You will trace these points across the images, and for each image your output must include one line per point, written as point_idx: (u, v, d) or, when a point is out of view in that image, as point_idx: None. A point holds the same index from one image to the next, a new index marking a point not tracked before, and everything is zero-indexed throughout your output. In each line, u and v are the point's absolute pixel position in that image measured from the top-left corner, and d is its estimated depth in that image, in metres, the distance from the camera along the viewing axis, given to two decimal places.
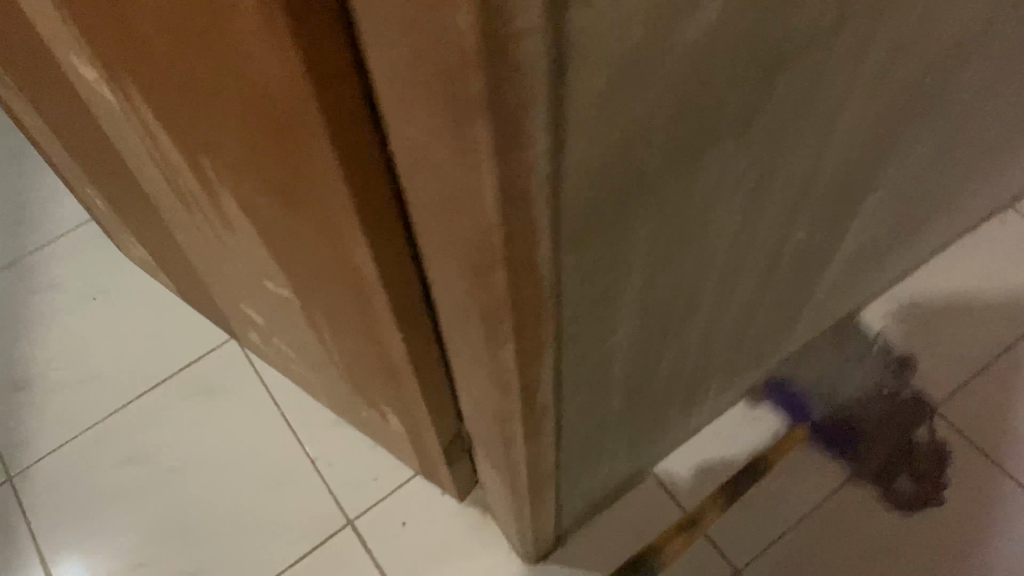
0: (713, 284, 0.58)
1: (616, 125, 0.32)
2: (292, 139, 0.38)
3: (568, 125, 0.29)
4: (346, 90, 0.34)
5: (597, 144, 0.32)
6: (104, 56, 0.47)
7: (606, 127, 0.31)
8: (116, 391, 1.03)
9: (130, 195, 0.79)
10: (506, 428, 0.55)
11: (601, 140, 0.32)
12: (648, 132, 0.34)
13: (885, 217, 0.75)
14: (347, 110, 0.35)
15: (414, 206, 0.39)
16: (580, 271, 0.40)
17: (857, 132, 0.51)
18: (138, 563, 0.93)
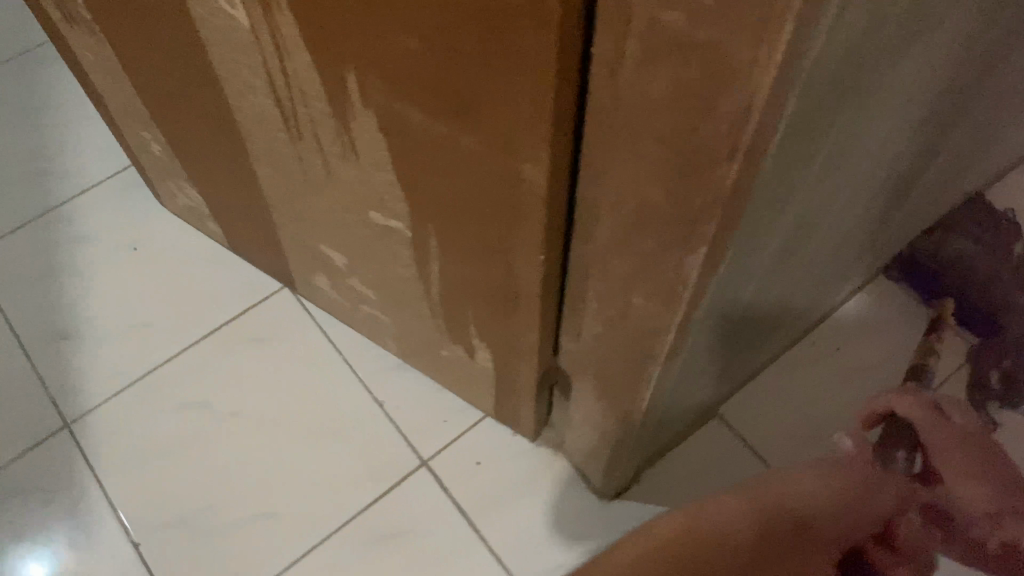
0: (834, 201, 0.60)
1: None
2: (501, 30, 0.40)
3: None
4: None
5: (850, 16, 0.33)
6: None
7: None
8: (170, 341, 1.02)
9: (207, 140, 0.78)
10: (650, 344, 0.56)
11: (853, 12, 0.33)
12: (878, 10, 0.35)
13: (958, 145, 0.78)
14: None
15: (617, 103, 0.40)
16: (775, 169, 0.41)
17: (981, 43, 0.54)
18: (212, 509, 0.92)
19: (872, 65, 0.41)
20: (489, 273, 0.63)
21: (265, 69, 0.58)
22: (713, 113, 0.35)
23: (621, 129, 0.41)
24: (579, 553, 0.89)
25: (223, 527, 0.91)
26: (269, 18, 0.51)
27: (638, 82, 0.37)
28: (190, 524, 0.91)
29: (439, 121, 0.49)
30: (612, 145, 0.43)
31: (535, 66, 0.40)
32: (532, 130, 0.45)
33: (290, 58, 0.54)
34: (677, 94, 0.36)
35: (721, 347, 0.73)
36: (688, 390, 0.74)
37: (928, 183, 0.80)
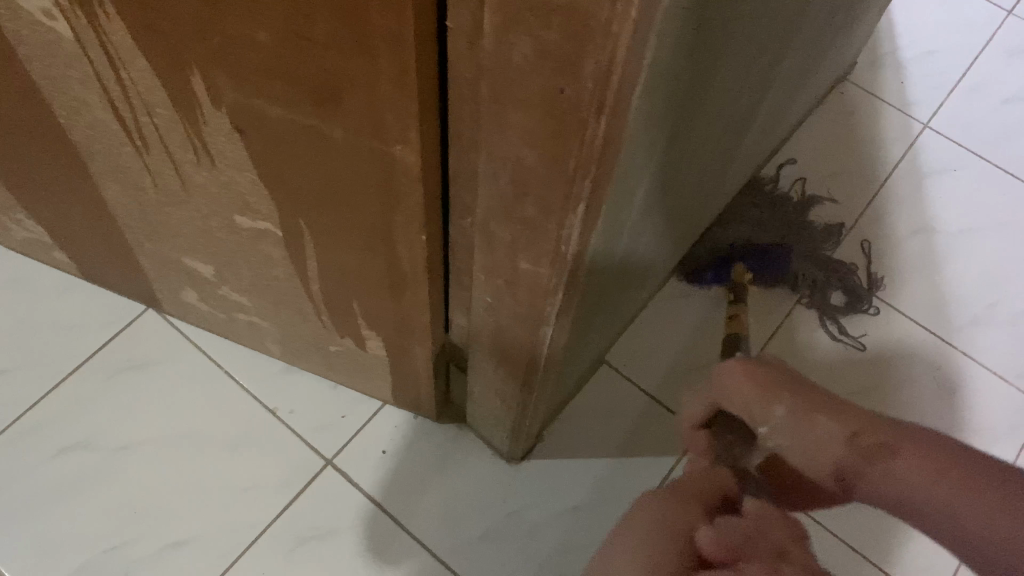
0: (686, 146, 0.63)
1: None
2: (353, 26, 0.40)
3: None
4: None
5: None
6: None
7: None
8: (30, 383, 0.96)
9: (39, 167, 0.72)
10: (540, 306, 0.58)
11: None
12: None
13: (789, 78, 0.83)
14: None
15: (481, 86, 0.41)
16: (638, 120, 0.43)
17: None
18: (109, 549, 0.87)
19: (707, 9, 0.44)
20: (371, 262, 0.63)
21: (99, 82, 0.54)
22: (578, 71, 0.36)
23: (489, 100, 0.41)
24: (499, 517, 0.91)
25: (126, 565, 0.87)
26: (96, 27, 0.48)
27: (501, 52, 0.38)
28: (91, 569, 0.86)
29: (299, 114, 0.48)
30: (479, 123, 0.44)
31: (393, 46, 0.40)
32: (398, 112, 0.44)
33: (125, 67, 0.51)
34: (541, 58, 0.36)
35: (605, 299, 0.75)
36: (578, 344, 0.77)
37: (764, 117, 0.86)
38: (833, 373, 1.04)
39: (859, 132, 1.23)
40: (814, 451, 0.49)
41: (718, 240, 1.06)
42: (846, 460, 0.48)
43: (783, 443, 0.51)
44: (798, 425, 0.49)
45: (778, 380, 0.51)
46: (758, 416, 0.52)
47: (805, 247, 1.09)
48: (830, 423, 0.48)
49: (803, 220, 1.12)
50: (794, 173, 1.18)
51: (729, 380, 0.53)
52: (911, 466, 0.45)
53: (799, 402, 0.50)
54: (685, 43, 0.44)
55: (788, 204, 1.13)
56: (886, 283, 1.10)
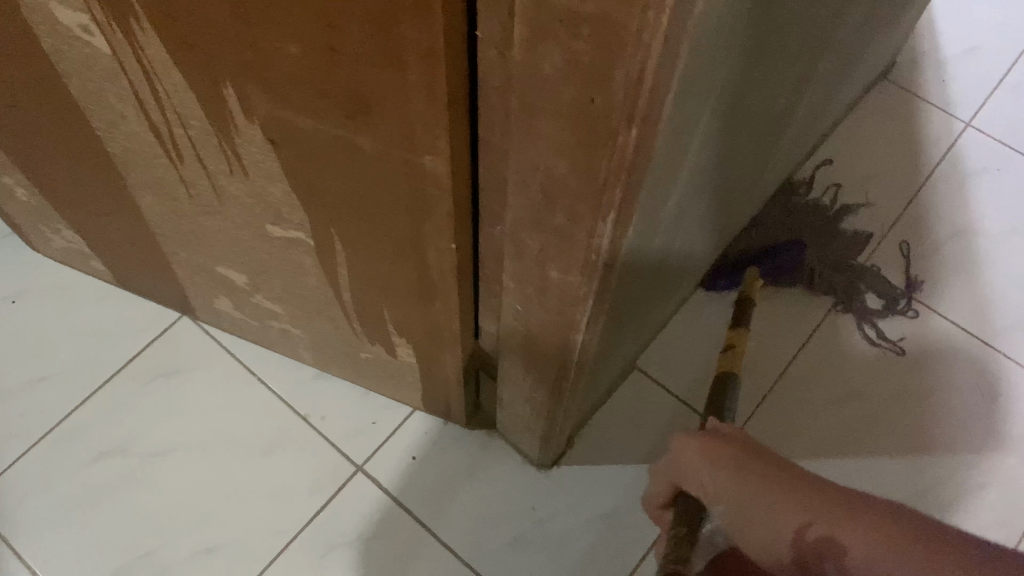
0: (719, 153, 0.62)
1: None
2: (383, 38, 0.40)
3: None
4: None
5: None
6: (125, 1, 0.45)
7: None
8: (68, 389, 0.98)
9: (77, 178, 0.74)
10: (570, 314, 0.57)
11: None
12: None
13: (824, 81, 0.82)
14: None
15: (512, 97, 0.41)
16: (670, 128, 0.43)
17: None
18: (144, 552, 0.89)
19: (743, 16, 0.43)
20: (402, 270, 0.63)
21: (135, 95, 0.55)
22: (609, 81, 0.36)
23: (519, 108, 0.41)
24: (527, 523, 0.91)
25: (159, 570, 0.88)
26: (131, 41, 0.49)
27: (531, 61, 0.38)
28: (127, 572, 0.88)
29: (331, 124, 0.48)
30: (510, 133, 0.44)
31: (424, 57, 0.40)
32: (428, 123, 0.45)
33: (160, 80, 0.52)
34: (572, 67, 0.36)
35: (636, 306, 0.75)
36: (609, 351, 0.76)
37: (797, 122, 0.84)
38: (868, 380, 1.02)
39: (895, 134, 1.21)
40: (763, 544, 0.52)
41: (744, 245, 1.07)
42: (802, 554, 0.50)
43: (735, 524, 0.53)
44: (743, 514, 0.52)
45: (735, 458, 0.52)
46: (709, 497, 0.53)
47: (834, 255, 1.09)
48: (776, 512, 0.51)
49: (835, 227, 1.11)
50: (830, 177, 1.16)
51: (687, 456, 0.54)
52: (860, 552, 0.48)
53: (748, 487, 0.52)
54: (720, 49, 0.43)
55: (819, 210, 1.12)
56: (924, 287, 1.08)
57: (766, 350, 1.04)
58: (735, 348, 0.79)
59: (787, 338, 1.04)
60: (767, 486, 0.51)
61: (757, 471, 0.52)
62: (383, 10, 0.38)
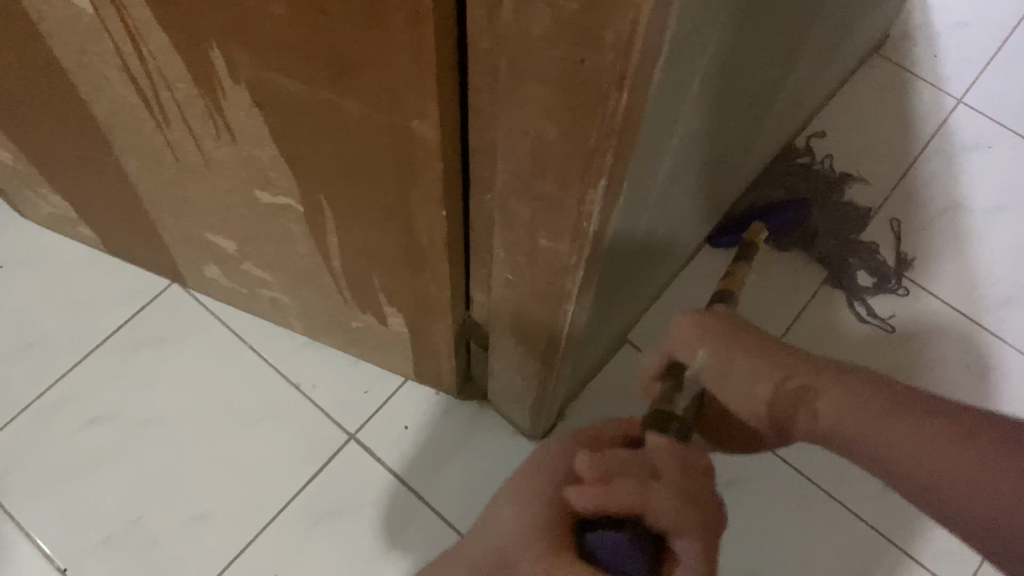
0: (711, 120, 0.62)
1: None
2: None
3: None
4: None
5: None
6: None
7: None
8: (58, 356, 0.97)
9: (61, 141, 0.73)
10: (559, 283, 0.57)
11: None
12: None
13: (818, 51, 0.81)
14: None
15: (501, 62, 0.40)
16: (660, 93, 0.42)
17: None
18: (136, 518, 0.89)
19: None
20: (391, 238, 0.62)
21: (119, 57, 0.54)
22: (598, 43, 0.35)
23: (508, 71, 0.40)
24: None
25: (151, 535, 0.88)
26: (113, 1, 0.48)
27: (521, 23, 0.37)
28: (118, 540, 0.88)
29: (318, 88, 0.48)
30: (499, 99, 0.43)
31: (410, 18, 0.39)
32: (416, 87, 0.44)
33: (145, 42, 0.51)
34: (561, 29, 0.36)
35: (627, 277, 0.74)
36: (598, 322, 0.76)
37: (790, 93, 0.84)
38: (859, 355, 1.02)
39: (889, 108, 1.20)
40: (741, 394, 0.55)
41: (744, 205, 1.06)
42: (780, 404, 0.53)
43: (712, 380, 0.56)
44: (720, 363, 0.55)
45: (721, 329, 0.55)
46: (683, 347, 0.56)
47: (830, 224, 1.09)
48: (755, 365, 0.53)
49: (832, 197, 1.11)
50: (825, 149, 1.16)
51: (680, 329, 0.56)
52: (834, 409, 0.50)
53: (729, 346, 0.54)
54: (710, 15, 0.43)
55: (818, 178, 1.12)
56: (916, 263, 1.08)
57: (761, 319, 1.04)
58: (734, 275, 0.78)
59: (780, 312, 1.04)
60: (748, 348, 0.54)
61: (748, 340, 0.54)
62: None
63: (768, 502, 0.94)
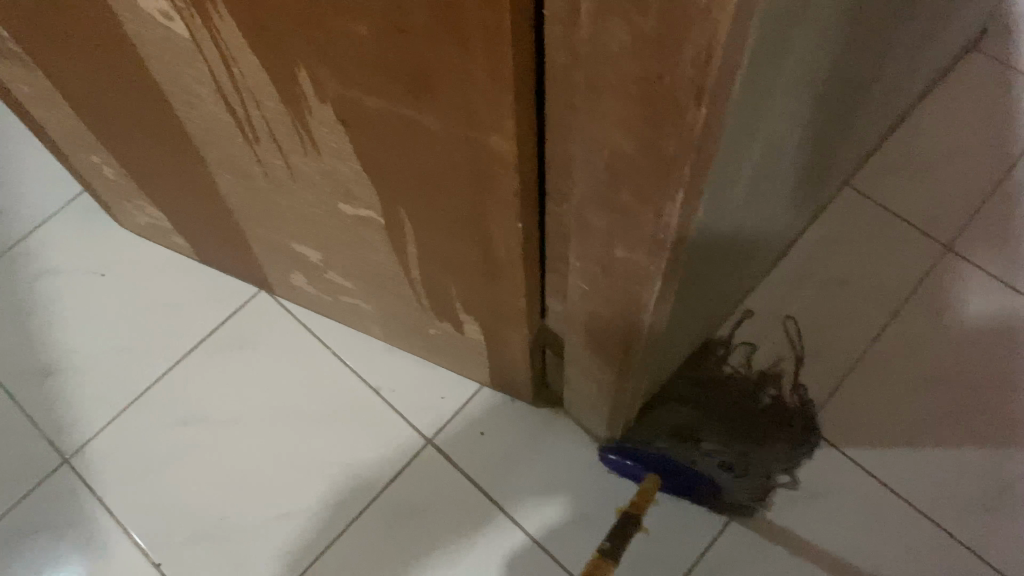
0: (796, 127, 0.60)
1: None
2: (452, 20, 0.40)
3: None
4: None
5: None
6: None
7: None
8: (154, 359, 1.02)
9: (157, 156, 0.76)
10: (636, 294, 0.57)
11: None
12: None
13: (907, 52, 0.79)
14: None
15: (579, 78, 0.41)
16: (741, 104, 0.42)
17: None
18: (224, 516, 0.93)
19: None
20: (468, 249, 0.63)
21: (212, 78, 0.57)
22: (675, 57, 0.35)
23: (585, 84, 0.41)
24: (594, 503, 0.91)
25: (238, 532, 0.92)
26: (208, 26, 0.50)
27: (598, 40, 0.37)
28: (206, 535, 0.92)
29: (397, 106, 0.49)
30: (578, 114, 0.43)
31: (489, 35, 0.40)
32: (494, 104, 0.45)
33: (237, 64, 0.53)
34: (638, 43, 0.36)
35: (705, 286, 0.74)
36: (677, 331, 0.75)
37: (876, 97, 0.81)
38: (953, 366, 0.98)
39: (987, 108, 1.15)
40: None
41: (651, 418, 0.94)
42: None
43: None
44: None
45: None
46: None
47: (700, 430, 0.94)
48: None
49: (740, 395, 0.97)
50: (747, 335, 1.01)
51: None
52: None
53: None
54: (792, 25, 0.42)
55: (729, 374, 0.99)
56: (1014, 272, 1.03)
57: (774, 423, 0.95)
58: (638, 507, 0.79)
59: (867, 318, 1.01)
60: None
61: None
62: None
63: (850, 510, 0.91)
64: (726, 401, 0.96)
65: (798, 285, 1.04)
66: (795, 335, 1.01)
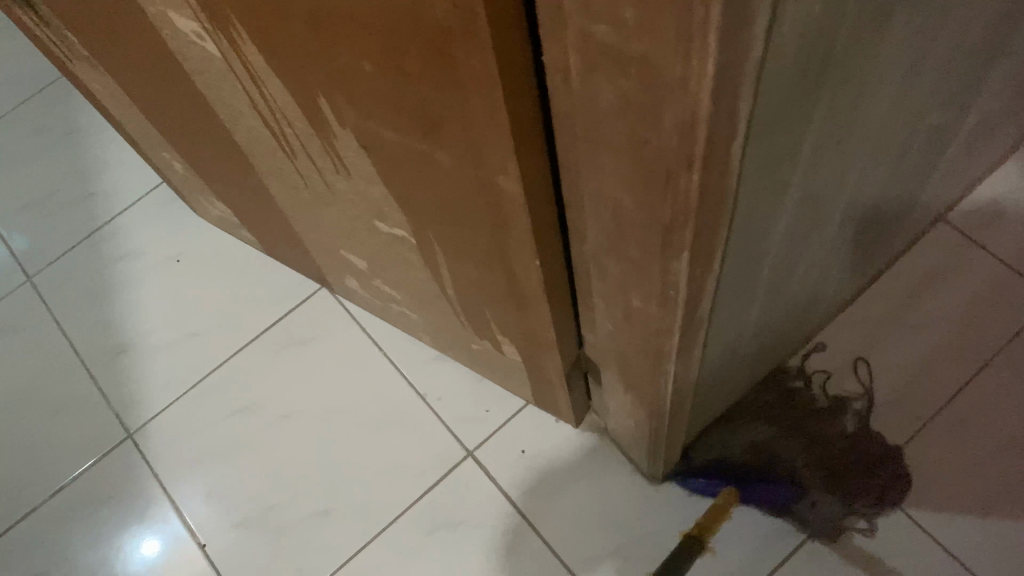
0: (853, 174, 0.56)
1: None
2: (448, 67, 0.38)
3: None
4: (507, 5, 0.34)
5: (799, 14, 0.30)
6: (225, 13, 0.47)
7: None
8: (218, 347, 1.06)
9: (215, 158, 0.78)
10: (658, 344, 0.54)
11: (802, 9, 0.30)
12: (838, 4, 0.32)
13: (1004, 86, 0.72)
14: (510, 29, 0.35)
15: (579, 132, 0.39)
16: (756, 166, 0.38)
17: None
18: (267, 508, 0.95)
19: (852, 53, 0.38)
20: (495, 278, 0.62)
21: (247, 96, 0.57)
22: (659, 122, 0.32)
23: (584, 136, 0.38)
24: (629, 535, 0.88)
25: (279, 526, 0.94)
26: (235, 49, 0.51)
27: (587, 96, 0.35)
28: (249, 525, 0.95)
29: (410, 140, 0.48)
30: (581, 164, 0.41)
31: (483, 84, 0.38)
32: (497, 149, 0.43)
33: (265, 86, 0.53)
34: (624, 104, 0.33)
35: (752, 329, 0.70)
36: (720, 374, 0.72)
37: (967, 131, 0.74)
38: None
39: None
40: None
41: (707, 446, 0.91)
42: None
43: None
44: None
45: None
46: None
47: (780, 450, 0.89)
48: None
49: (821, 421, 0.92)
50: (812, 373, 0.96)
51: None
52: None
53: None
54: (819, 86, 0.38)
55: (808, 399, 0.93)
56: None
57: (858, 452, 0.90)
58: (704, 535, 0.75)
59: (949, 368, 0.94)
60: None
61: None
62: (442, 41, 0.37)
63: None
64: (806, 426, 0.91)
65: (875, 324, 0.98)
66: (867, 381, 0.95)
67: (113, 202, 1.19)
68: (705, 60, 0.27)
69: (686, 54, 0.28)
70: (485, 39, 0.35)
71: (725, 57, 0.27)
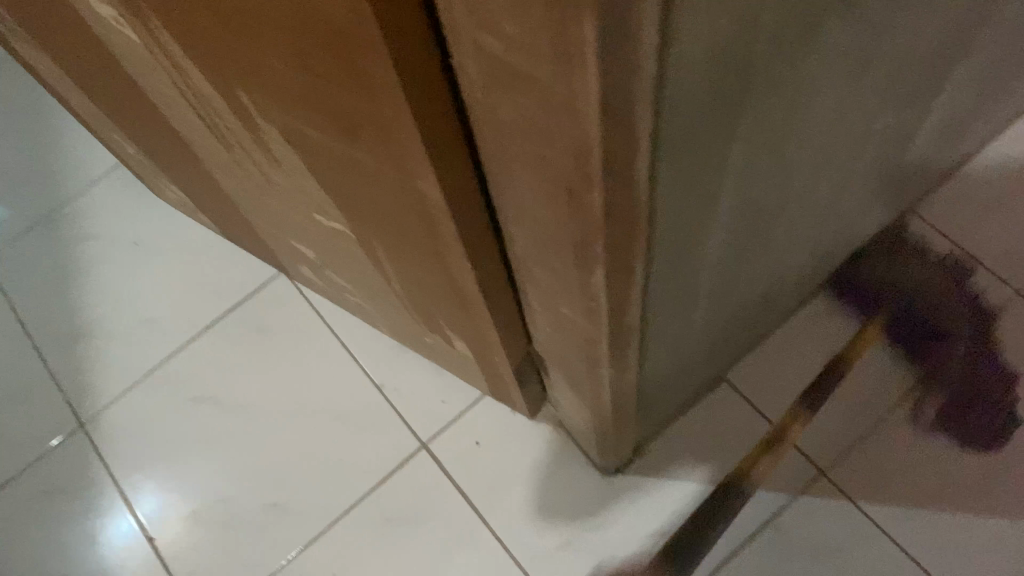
0: (800, 178, 0.54)
1: (723, 7, 0.28)
2: (356, 76, 0.37)
3: (678, 13, 0.26)
4: (405, 14, 0.32)
5: (702, 32, 0.28)
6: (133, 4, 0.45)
7: (710, 17, 0.28)
8: (173, 333, 1.05)
9: (157, 141, 0.76)
10: (591, 352, 0.52)
11: (706, 28, 0.28)
12: (750, 17, 0.31)
13: (967, 85, 0.71)
14: (410, 39, 0.33)
15: (493, 142, 0.37)
16: (673, 184, 0.37)
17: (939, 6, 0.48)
18: (217, 499, 0.95)
19: (776, 69, 0.37)
20: (433, 278, 0.60)
21: (173, 85, 0.55)
22: (554, 141, 0.30)
23: (494, 147, 0.36)
24: (579, 533, 0.88)
25: (230, 517, 0.94)
26: (153, 40, 0.48)
27: (487, 105, 0.33)
28: (199, 516, 0.94)
29: (332, 141, 0.46)
30: (499, 174, 0.39)
31: (392, 92, 0.36)
32: (417, 156, 0.41)
33: (188, 78, 0.51)
34: (522, 120, 0.31)
35: (703, 329, 0.68)
36: (669, 374, 0.71)
37: (931, 128, 0.73)
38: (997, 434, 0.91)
39: None
40: None
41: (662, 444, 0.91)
42: None
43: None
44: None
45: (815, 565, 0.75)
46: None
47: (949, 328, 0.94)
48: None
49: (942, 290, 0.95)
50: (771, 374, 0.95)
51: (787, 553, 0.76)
52: None
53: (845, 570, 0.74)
54: (737, 112, 0.38)
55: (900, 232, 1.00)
56: None
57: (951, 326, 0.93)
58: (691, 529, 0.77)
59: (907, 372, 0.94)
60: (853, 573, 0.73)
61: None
62: (345, 48, 0.35)
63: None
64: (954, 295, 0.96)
65: None
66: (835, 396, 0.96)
67: (71, 181, 1.16)
68: (588, 83, 0.26)
69: (568, 73, 0.26)
70: (383, 48, 0.33)
71: (610, 82, 0.26)
